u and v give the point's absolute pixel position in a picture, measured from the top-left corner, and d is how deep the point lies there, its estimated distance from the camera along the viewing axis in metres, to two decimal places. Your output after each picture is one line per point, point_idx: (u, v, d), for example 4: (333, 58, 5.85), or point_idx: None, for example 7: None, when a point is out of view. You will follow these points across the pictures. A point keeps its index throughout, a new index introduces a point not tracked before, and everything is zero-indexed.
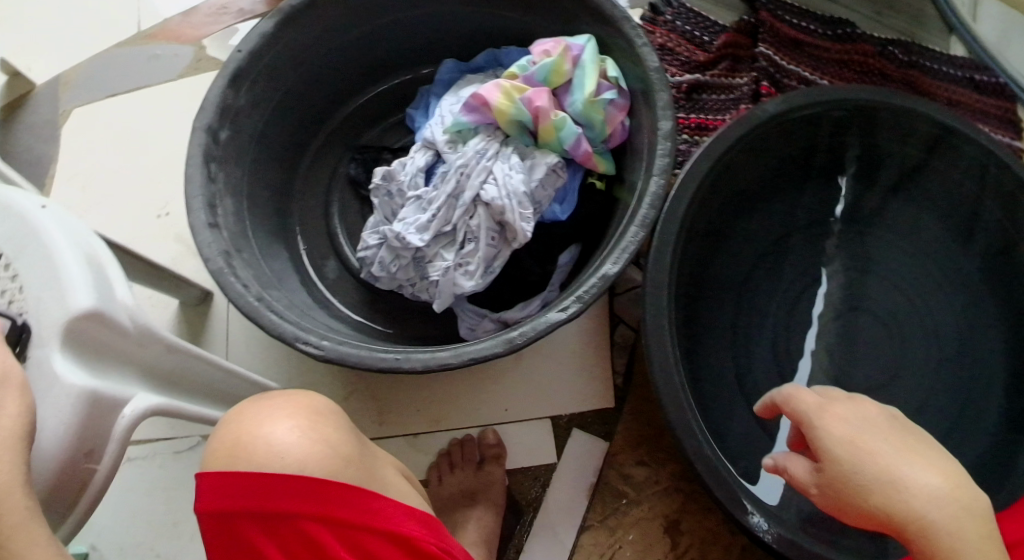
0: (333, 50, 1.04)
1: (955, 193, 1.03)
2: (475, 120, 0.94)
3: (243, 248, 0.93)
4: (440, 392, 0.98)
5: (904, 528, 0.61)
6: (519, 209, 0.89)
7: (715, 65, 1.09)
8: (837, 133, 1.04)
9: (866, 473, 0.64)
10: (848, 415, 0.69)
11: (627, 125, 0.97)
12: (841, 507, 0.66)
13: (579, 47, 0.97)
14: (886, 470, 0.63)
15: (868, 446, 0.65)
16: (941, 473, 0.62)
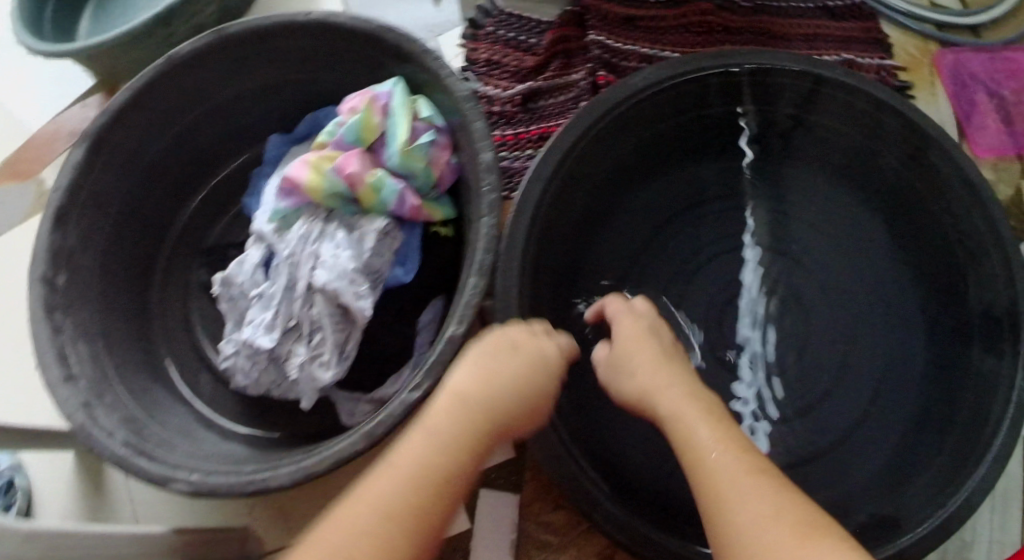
0: (154, 158, 0.98)
1: (843, 134, 1.00)
2: (294, 203, 0.89)
3: (107, 391, 0.88)
4: (338, 482, 0.93)
5: (674, 433, 0.72)
6: (352, 289, 0.84)
7: (547, 66, 1.00)
8: (701, 105, 0.98)
9: (637, 365, 0.78)
10: (644, 324, 0.83)
11: (455, 164, 0.90)
12: (620, 390, 0.80)
13: (385, 93, 0.90)
14: (661, 380, 0.76)
15: (648, 350, 0.79)
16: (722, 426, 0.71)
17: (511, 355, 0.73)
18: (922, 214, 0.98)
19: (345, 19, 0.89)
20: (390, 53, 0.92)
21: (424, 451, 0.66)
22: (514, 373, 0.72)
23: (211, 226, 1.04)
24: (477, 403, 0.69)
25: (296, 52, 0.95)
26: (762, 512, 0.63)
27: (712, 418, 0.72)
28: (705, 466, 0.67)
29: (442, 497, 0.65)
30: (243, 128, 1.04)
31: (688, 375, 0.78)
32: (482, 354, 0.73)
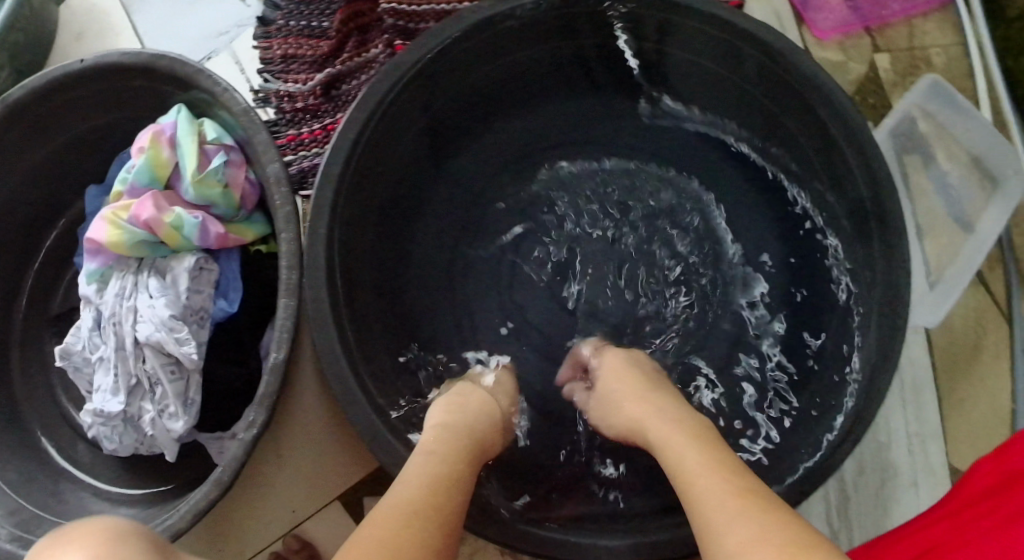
0: None
1: (692, 60, 0.92)
2: (104, 261, 0.86)
3: None
4: (218, 529, 0.87)
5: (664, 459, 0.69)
6: (172, 337, 0.81)
7: (343, 49, 1.01)
8: (525, 47, 0.90)
9: (645, 392, 0.77)
10: (623, 362, 0.83)
11: (254, 179, 0.90)
12: (611, 427, 0.79)
13: (170, 124, 0.88)
14: (651, 412, 0.74)
15: (637, 384, 0.79)
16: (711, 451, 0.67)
17: (484, 395, 0.82)
18: (765, 128, 0.93)
19: (118, 59, 0.88)
20: (170, 81, 0.90)
21: (427, 468, 0.68)
22: (496, 410, 0.81)
23: (54, 292, 1.01)
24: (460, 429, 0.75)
25: (86, 100, 0.93)
26: (743, 532, 0.57)
27: (700, 440, 0.68)
28: (695, 500, 0.62)
29: (446, 497, 0.65)
30: (62, 188, 1.00)
31: (676, 403, 0.76)
32: (453, 391, 0.82)
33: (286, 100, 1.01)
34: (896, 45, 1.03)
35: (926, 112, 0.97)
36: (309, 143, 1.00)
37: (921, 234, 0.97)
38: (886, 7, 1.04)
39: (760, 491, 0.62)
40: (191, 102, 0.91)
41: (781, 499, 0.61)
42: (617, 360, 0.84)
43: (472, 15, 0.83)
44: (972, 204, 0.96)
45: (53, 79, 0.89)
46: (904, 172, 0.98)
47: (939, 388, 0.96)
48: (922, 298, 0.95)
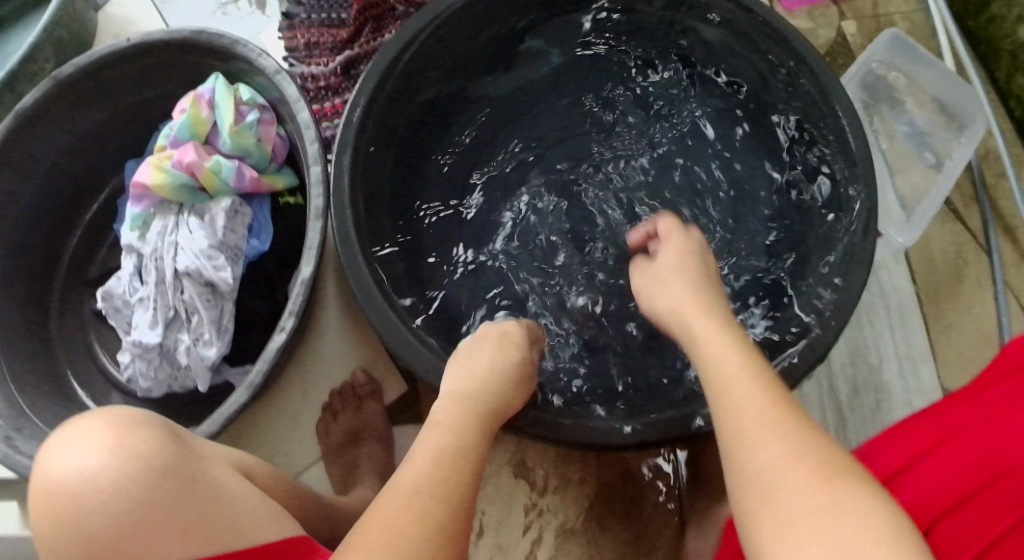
0: (24, 203, 1.03)
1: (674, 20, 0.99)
2: (148, 206, 0.93)
3: (24, 425, 0.92)
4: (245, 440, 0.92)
5: (700, 361, 0.67)
6: (210, 264, 0.87)
7: (360, 34, 1.10)
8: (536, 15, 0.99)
9: (689, 283, 0.76)
10: (683, 246, 0.81)
11: (284, 135, 0.97)
12: (654, 308, 0.78)
13: (208, 90, 0.95)
14: (696, 314, 0.72)
15: (690, 275, 0.77)
16: (747, 359, 0.65)
17: (512, 348, 0.81)
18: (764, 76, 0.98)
19: (162, 36, 0.97)
20: (210, 54, 0.99)
21: (458, 441, 0.70)
22: (525, 365, 0.81)
23: (95, 256, 1.08)
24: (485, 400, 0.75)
25: (128, 78, 1.02)
26: (779, 458, 0.56)
27: (742, 345, 0.66)
28: (725, 408, 0.62)
29: (460, 465, 0.67)
30: (103, 162, 1.09)
31: (719, 301, 0.74)
32: (468, 349, 0.81)
33: (310, 80, 1.09)
34: (862, 12, 1.13)
35: (892, 64, 1.05)
36: (331, 117, 1.09)
37: (895, 171, 1.04)
38: None
39: (796, 404, 0.61)
40: (229, 72, 1.00)
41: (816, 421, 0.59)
42: (686, 243, 0.81)
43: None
44: (939, 143, 1.03)
45: (102, 55, 0.97)
46: (875, 118, 1.06)
47: (925, 314, 1.02)
48: (897, 223, 0.99)
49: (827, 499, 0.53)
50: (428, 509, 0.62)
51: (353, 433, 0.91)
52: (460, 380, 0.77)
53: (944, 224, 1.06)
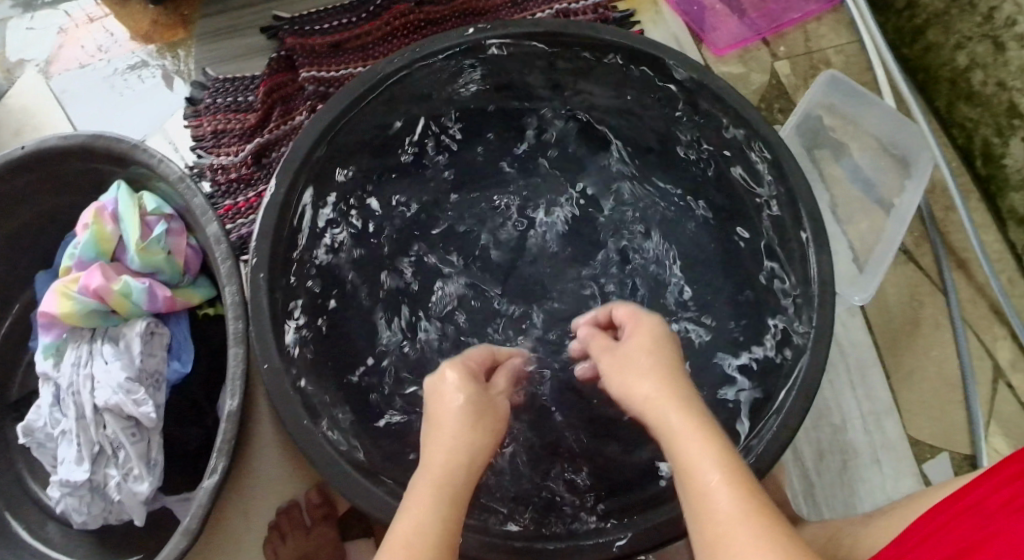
0: None
1: (606, 83, 0.95)
2: (59, 333, 0.87)
3: None
4: None
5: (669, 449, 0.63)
6: (130, 398, 0.82)
7: (268, 120, 0.99)
8: (453, 85, 0.93)
9: (650, 365, 0.70)
10: (648, 334, 0.73)
11: (197, 244, 0.90)
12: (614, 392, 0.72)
13: (111, 200, 0.88)
14: (661, 395, 0.67)
15: (661, 361, 0.70)
16: (713, 445, 0.61)
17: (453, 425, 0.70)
18: (703, 136, 0.93)
19: (55, 144, 0.91)
20: (108, 160, 0.92)
21: (429, 518, 0.62)
22: (478, 410, 0.72)
23: (12, 379, 1.01)
24: (454, 480, 0.66)
25: (26, 188, 0.95)
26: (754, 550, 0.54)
27: (716, 439, 0.62)
28: (686, 494, 0.60)
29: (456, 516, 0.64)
30: (8, 280, 1.01)
31: (686, 385, 0.68)
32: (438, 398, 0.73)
33: (220, 172, 0.98)
34: (795, 50, 1.07)
35: (830, 106, 1.03)
36: (245, 213, 0.97)
37: (843, 221, 1.01)
38: (780, 18, 1.07)
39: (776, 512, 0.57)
40: (130, 177, 0.92)
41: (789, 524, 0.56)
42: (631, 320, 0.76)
43: (395, 61, 0.88)
44: (885, 183, 1.01)
45: None
46: (819, 165, 1.03)
47: (884, 363, 0.99)
48: (850, 279, 0.98)
49: None
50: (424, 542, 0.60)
51: (304, 558, 0.85)
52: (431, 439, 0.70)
53: (898, 267, 1.03)
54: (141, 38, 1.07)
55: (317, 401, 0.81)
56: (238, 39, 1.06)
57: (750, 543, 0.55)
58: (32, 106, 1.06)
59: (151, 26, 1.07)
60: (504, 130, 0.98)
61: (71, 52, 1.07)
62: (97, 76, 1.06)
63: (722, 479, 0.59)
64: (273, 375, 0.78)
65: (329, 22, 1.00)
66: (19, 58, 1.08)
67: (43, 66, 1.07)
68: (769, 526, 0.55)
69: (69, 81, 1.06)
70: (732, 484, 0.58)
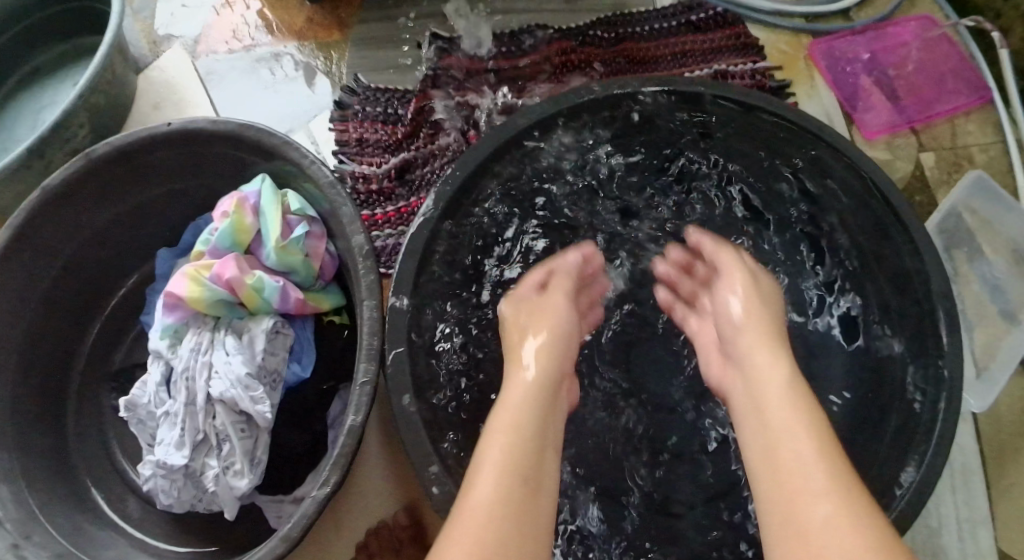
0: (47, 287, 0.96)
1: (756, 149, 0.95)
2: (181, 317, 0.88)
3: (34, 531, 0.87)
4: None
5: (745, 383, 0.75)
6: (247, 394, 0.82)
7: (416, 136, 1.02)
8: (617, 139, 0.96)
9: (757, 312, 0.81)
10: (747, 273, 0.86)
11: (335, 251, 0.91)
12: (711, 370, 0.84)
13: (253, 193, 0.90)
14: (739, 328, 0.80)
15: (755, 306, 0.82)
16: (790, 373, 0.73)
17: (538, 346, 0.81)
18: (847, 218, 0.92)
19: (205, 126, 0.92)
20: (254, 151, 0.92)
21: (489, 493, 0.65)
22: (560, 333, 0.83)
23: (117, 348, 1.02)
24: (524, 430, 0.71)
25: (170, 164, 0.97)
26: (808, 458, 0.64)
27: (797, 379, 0.72)
28: (751, 433, 0.70)
29: (527, 506, 0.66)
30: (133, 249, 1.03)
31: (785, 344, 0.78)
32: (535, 312, 0.85)
33: (361, 181, 1.01)
34: (941, 144, 1.07)
35: (970, 207, 1.03)
36: (382, 225, 0.99)
37: (967, 324, 0.99)
38: (934, 108, 1.08)
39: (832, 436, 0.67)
40: (273, 172, 0.93)
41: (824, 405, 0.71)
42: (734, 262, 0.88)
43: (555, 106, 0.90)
44: (1017, 294, 0.99)
45: (139, 139, 0.92)
46: (953, 265, 1.02)
47: (987, 472, 0.97)
48: (971, 387, 0.97)
49: (823, 506, 0.61)
50: (493, 495, 0.65)
51: None
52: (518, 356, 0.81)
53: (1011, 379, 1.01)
54: (294, 32, 1.15)
55: (432, 420, 0.81)
56: (396, 51, 1.11)
57: (825, 486, 0.62)
58: (173, 80, 1.15)
59: (306, 22, 1.15)
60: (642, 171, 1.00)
61: (221, 38, 1.17)
62: (240, 63, 1.14)
63: (792, 417, 0.68)
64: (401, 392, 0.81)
65: (490, 50, 1.07)
66: (169, 33, 1.20)
67: (192, 46, 1.18)
68: (834, 462, 0.63)
69: (215, 64, 1.15)
70: (799, 414, 0.68)
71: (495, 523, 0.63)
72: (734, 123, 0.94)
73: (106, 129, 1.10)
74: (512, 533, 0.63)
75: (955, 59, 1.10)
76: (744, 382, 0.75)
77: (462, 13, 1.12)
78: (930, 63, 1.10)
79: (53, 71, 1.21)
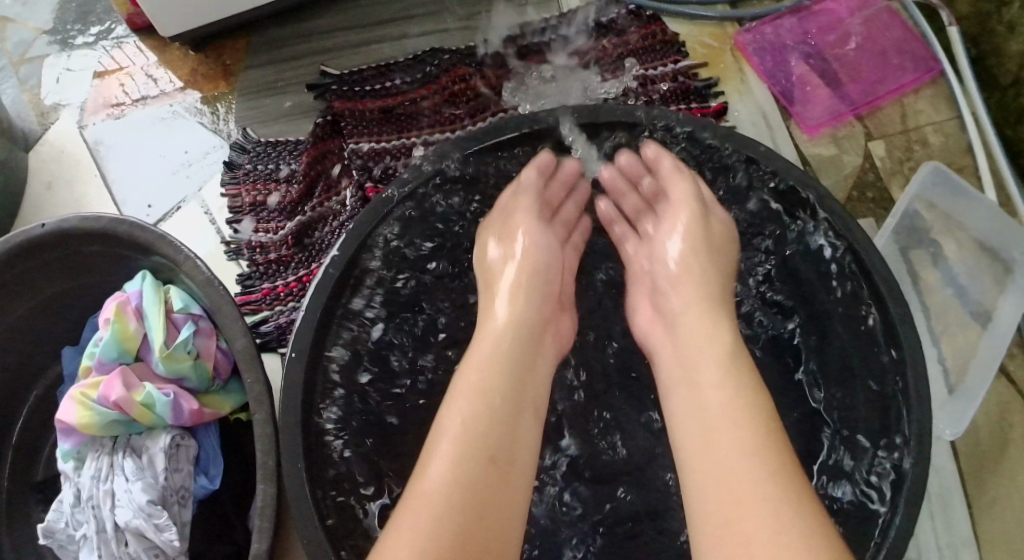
0: None
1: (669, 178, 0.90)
2: (78, 440, 0.85)
3: None
4: None
5: (682, 392, 0.68)
6: (151, 523, 0.79)
7: (311, 193, 0.93)
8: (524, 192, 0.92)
9: (711, 309, 0.74)
10: (691, 216, 0.81)
11: (227, 347, 0.86)
12: (642, 330, 0.80)
13: (135, 294, 0.86)
14: (700, 344, 0.70)
15: (708, 288, 0.77)
16: (729, 390, 0.64)
17: (494, 335, 0.73)
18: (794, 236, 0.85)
19: (79, 223, 0.85)
20: (131, 247, 0.86)
21: (446, 486, 0.60)
22: (543, 266, 0.80)
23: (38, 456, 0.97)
24: (496, 399, 0.66)
25: (57, 264, 0.90)
26: (742, 443, 0.61)
27: (741, 387, 0.65)
28: (683, 451, 0.64)
29: (464, 475, 0.61)
30: (39, 353, 0.97)
31: (749, 366, 0.68)
32: (512, 208, 0.85)
33: (258, 252, 0.92)
34: (889, 129, 0.97)
35: (928, 201, 0.93)
36: (283, 300, 0.90)
37: (933, 334, 0.90)
38: (876, 89, 0.98)
39: (797, 487, 0.58)
40: (155, 266, 0.87)
41: (776, 409, 0.64)
42: (688, 191, 0.83)
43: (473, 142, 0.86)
44: (984, 293, 0.90)
45: (13, 244, 0.86)
46: (914, 271, 0.93)
47: (967, 492, 0.90)
48: (943, 407, 0.87)
49: (765, 535, 0.55)
50: (443, 499, 0.59)
51: None
52: (488, 314, 0.77)
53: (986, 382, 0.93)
54: (185, 85, 1.05)
55: (349, 525, 0.76)
56: (284, 98, 1.02)
57: (775, 541, 0.54)
58: (65, 153, 1.03)
59: (193, 73, 1.05)
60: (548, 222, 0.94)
61: (110, 98, 1.06)
62: (132, 126, 1.04)
63: (750, 450, 0.60)
64: (313, 503, 0.74)
65: (383, 84, 0.97)
66: (56, 102, 1.06)
67: (82, 113, 1.05)
68: (793, 517, 0.55)
69: (106, 131, 1.04)
70: (761, 448, 0.60)
71: (443, 500, 0.59)
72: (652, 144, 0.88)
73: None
74: (472, 522, 0.59)
75: (897, 29, 1.00)
76: (682, 403, 0.67)
77: (353, 46, 1.04)
78: (865, 41, 1.00)
79: None
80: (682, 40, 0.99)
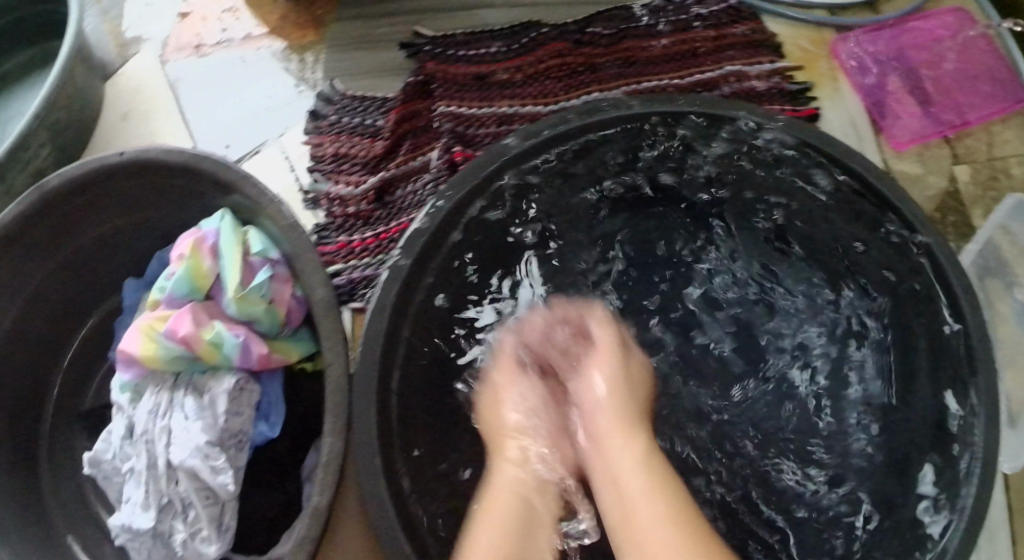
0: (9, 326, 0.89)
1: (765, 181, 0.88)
2: (138, 373, 0.84)
3: None
4: None
5: (625, 530, 0.64)
6: (208, 464, 0.78)
7: (397, 150, 0.92)
8: (617, 175, 0.90)
9: (636, 438, 0.71)
10: (619, 367, 0.78)
11: (301, 294, 0.84)
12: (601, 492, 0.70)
13: (212, 232, 0.84)
14: (629, 466, 0.68)
15: (623, 414, 0.74)
16: (674, 525, 0.61)
17: (500, 507, 0.71)
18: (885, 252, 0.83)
19: (160, 154, 0.83)
20: (212, 184, 0.85)
21: None
22: (534, 411, 0.79)
23: (86, 388, 0.95)
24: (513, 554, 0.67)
25: (131, 195, 0.89)
26: None
27: (680, 515, 0.62)
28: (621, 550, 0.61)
29: None
30: (100, 283, 0.96)
31: (685, 498, 0.65)
32: (496, 377, 0.81)
33: (337, 204, 0.91)
34: (976, 155, 0.97)
35: (1010, 231, 0.92)
36: (358, 255, 0.89)
37: (1001, 363, 0.89)
38: (967, 113, 0.98)
39: None
40: (234, 206, 0.86)
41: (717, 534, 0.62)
42: (611, 337, 0.82)
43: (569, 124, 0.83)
44: None
45: (91, 170, 0.84)
46: (989, 299, 0.92)
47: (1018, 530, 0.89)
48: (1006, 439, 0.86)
49: None
50: None
51: None
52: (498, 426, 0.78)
53: None
54: (269, 31, 1.03)
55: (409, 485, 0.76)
56: (372, 54, 1.00)
57: None
58: (142, 87, 1.02)
59: (280, 20, 1.03)
60: (640, 206, 0.92)
61: (192, 37, 1.04)
62: (212, 66, 1.02)
63: None
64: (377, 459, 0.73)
65: (476, 50, 0.97)
66: (137, 35, 1.04)
67: (161, 48, 1.03)
68: None
69: (185, 68, 1.02)
70: None
71: None
72: (753, 146, 0.85)
73: (72, 146, 0.96)
74: None
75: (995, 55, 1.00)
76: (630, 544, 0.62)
77: (446, 9, 1.01)
78: (962, 64, 0.99)
79: (20, 81, 1.08)
80: (778, 42, 0.99)
